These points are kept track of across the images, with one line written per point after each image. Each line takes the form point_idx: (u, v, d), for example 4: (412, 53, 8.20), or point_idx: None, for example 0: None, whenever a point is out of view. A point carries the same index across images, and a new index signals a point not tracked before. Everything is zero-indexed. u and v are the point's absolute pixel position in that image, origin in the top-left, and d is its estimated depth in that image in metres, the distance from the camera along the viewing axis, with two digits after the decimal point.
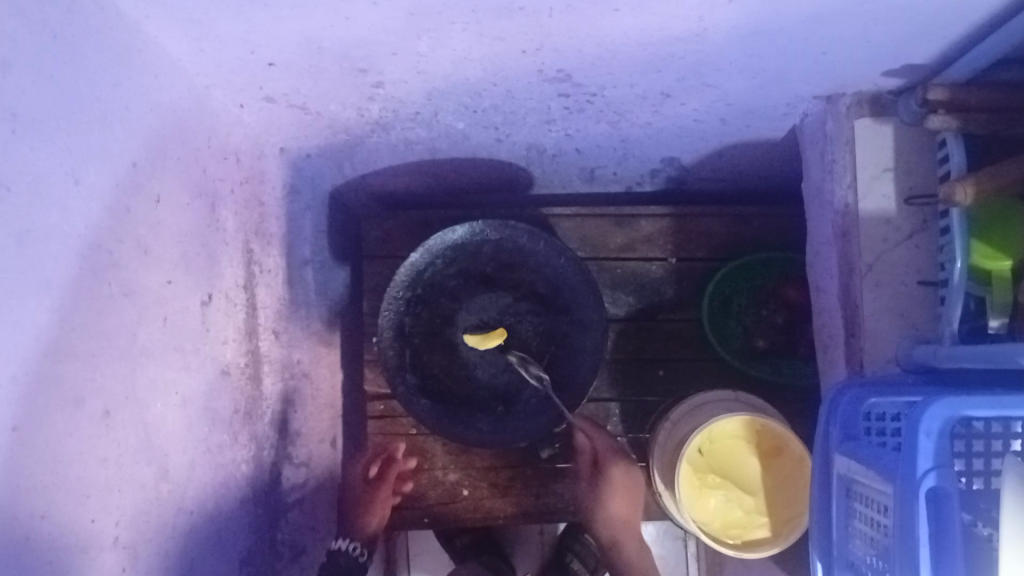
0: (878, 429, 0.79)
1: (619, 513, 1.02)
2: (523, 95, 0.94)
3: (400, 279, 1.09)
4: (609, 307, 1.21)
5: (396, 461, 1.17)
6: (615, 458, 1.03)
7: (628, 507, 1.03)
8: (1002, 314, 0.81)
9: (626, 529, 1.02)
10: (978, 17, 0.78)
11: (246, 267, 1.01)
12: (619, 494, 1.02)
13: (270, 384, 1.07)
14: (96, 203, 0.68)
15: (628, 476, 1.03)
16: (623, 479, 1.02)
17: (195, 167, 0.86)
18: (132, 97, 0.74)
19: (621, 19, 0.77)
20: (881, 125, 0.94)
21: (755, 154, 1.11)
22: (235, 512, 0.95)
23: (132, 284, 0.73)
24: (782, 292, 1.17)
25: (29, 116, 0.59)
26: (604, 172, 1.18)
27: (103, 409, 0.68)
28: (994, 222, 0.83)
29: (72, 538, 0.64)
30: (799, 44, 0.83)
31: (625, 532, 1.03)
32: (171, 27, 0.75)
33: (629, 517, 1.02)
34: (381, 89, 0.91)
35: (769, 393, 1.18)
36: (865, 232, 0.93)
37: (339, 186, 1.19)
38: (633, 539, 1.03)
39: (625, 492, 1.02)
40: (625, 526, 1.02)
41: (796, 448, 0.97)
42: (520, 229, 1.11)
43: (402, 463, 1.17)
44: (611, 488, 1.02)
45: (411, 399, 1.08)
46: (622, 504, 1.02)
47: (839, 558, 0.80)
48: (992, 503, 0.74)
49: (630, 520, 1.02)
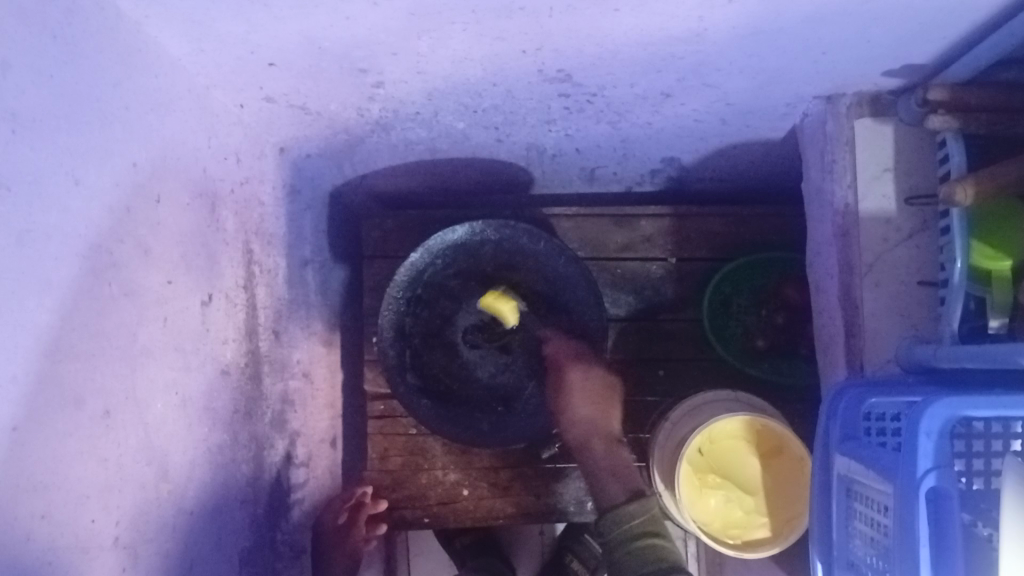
0: (878, 428, 0.79)
1: (583, 413, 1.08)
2: (524, 95, 0.94)
3: (400, 279, 1.08)
4: (609, 307, 1.21)
5: (364, 505, 1.16)
6: (573, 362, 1.09)
7: (596, 409, 1.09)
8: (1002, 314, 0.82)
9: (593, 430, 1.08)
10: (978, 17, 0.78)
11: (246, 267, 1.01)
12: (579, 395, 1.08)
13: (270, 385, 1.07)
14: (96, 203, 0.67)
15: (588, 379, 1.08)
16: (584, 382, 1.08)
17: (194, 167, 0.86)
18: (132, 97, 0.73)
19: (621, 18, 0.77)
20: (881, 126, 0.94)
21: (755, 154, 1.11)
22: (235, 512, 0.94)
23: (131, 284, 0.73)
24: (783, 293, 1.15)
25: (29, 117, 0.59)
26: (604, 172, 1.18)
27: (104, 409, 0.68)
28: (994, 222, 0.83)
29: (73, 539, 0.64)
30: (800, 43, 0.83)
31: (596, 434, 1.08)
32: (171, 26, 0.74)
33: (594, 418, 1.08)
34: (381, 89, 0.91)
35: (769, 392, 1.19)
36: (866, 233, 0.93)
37: (338, 186, 1.19)
38: (603, 440, 1.07)
39: (587, 393, 1.08)
40: (591, 428, 1.08)
41: (796, 448, 0.98)
42: (520, 229, 1.10)
43: (371, 506, 1.16)
44: (569, 390, 1.08)
45: (412, 399, 1.08)
46: (587, 404, 1.08)
47: (839, 558, 0.80)
48: (992, 504, 0.74)
49: (597, 419, 1.08)
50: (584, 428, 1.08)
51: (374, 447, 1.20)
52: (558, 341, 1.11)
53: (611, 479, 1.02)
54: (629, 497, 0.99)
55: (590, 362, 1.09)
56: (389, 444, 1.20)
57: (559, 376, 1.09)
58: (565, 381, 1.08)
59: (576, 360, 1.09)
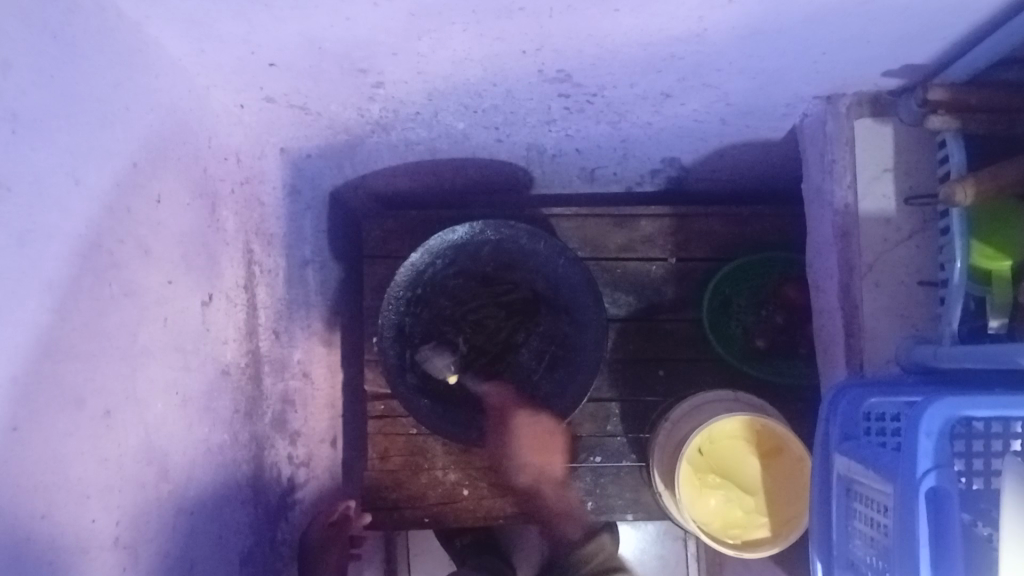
0: (878, 429, 0.79)
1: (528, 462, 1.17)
2: (523, 95, 0.94)
3: (400, 279, 1.07)
4: (609, 307, 1.21)
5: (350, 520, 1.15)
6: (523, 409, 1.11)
7: (544, 458, 1.16)
8: (1001, 314, 0.82)
9: (542, 476, 1.18)
10: (978, 17, 0.78)
11: (246, 267, 1.01)
12: (525, 440, 1.11)
13: (270, 385, 1.07)
14: (96, 203, 0.67)
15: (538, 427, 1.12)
16: (530, 432, 1.11)
17: (195, 167, 0.86)
18: (133, 98, 0.73)
19: (621, 19, 0.77)
20: (881, 126, 0.94)
21: (756, 155, 1.11)
22: (235, 511, 0.95)
23: (131, 284, 0.73)
24: (783, 292, 1.17)
25: (29, 118, 0.59)
26: (604, 172, 1.18)
27: (104, 409, 0.68)
28: (993, 222, 0.83)
29: (72, 539, 0.64)
30: (800, 43, 0.83)
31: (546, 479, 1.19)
32: (172, 27, 0.74)
33: (544, 463, 1.17)
34: (380, 89, 0.91)
35: (770, 393, 1.18)
36: (866, 233, 0.94)
37: (339, 186, 1.19)
38: (550, 484, 1.19)
39: (536, 445, 1.13)
40: (541, 476, 1.18)
41: (796, 449, 0.97)
42: (519, 230, 1.10)
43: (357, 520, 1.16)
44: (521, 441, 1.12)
45: (412, 398, 1.07)
46: (540, 456, 1.15)
47: (839, 557, 0.80)
48: (991, 503, 0.74)
49: (546, 468, 1.18)
50: (535, 474, 1.18)
51: (374, 447, 1.20)
52: (503, 389, 1.12)
53: (567, 520, 1.21)
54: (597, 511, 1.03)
55: (535, 408, 1.12)
56: (390, 444, 1.20)
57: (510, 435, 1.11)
58: (513, 431, 1.10)
59: (521, 406, 1.11)
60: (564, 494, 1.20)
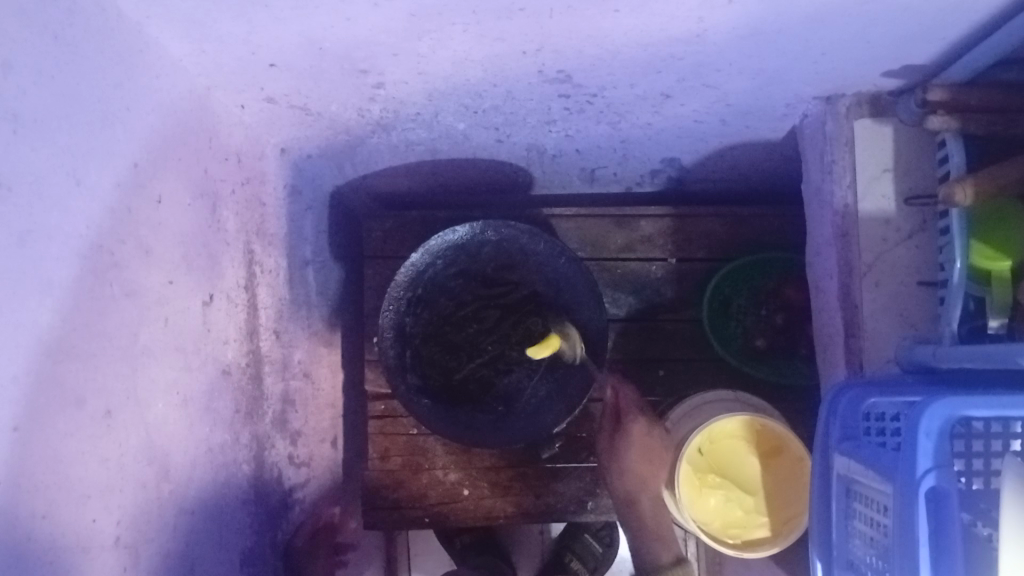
0: (878, 428, 0.79)
1: (637, 467, 1.03)
2: (523, 96, 0.94)
3: (400, 279, 1.07)
4: (609, 307, 1.21)
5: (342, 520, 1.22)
6: (636, 415, 1.06)
7: (647, 464, 1.03)
8: (1001, 315, 0.82)
9: (644, 488, 1.04)
10: (978, 17, 0.78)
11: (246, 267, 1.01)
12: (639, 453, 1.03)
13: (271, 385, 1.07)
14: (96, 202, 0.67)
15: (648, 433, 1.05)
16: (644, 436, 1.04)
17: (195, 167, 0.86)
18: (134, 99, 0.73)
19: (621, 19, 0.77)
20: (881, 126, 0.94)
21: (755, 155, 1.11)
22: (236, 511, 0.95)
23: (133, 285, 0.73)
24: (783, 292, 1.17)
25: (30, 117, 0.59)
26: (604, 172, 1.18)
27: (104, 409, 0.68)
28: (993, 223, 0.83)
29: (72, 539, 0.64)
30: (800, 44, 0.83)
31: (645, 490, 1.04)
32: (173, 28, 0.75)
33: (648, 476, 1.03)
34: (381, 90, 0.91)
35: (771, 394, 1.19)
36: (865, 232, 0.94)
37: (339, 186, 1.19)
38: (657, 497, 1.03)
39: (645, 449, 1.04)
40: (641, 486, 1.04)
41: (796, 448, 0.98)
42: (520, 230, 1.10)
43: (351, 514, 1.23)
44: (628, 443, 1.04)
45: (412, 399, 1.07)
46: (640, 461, 1.03)
47: (839, 558, 0.80)
48: (991, 503, 0.74)
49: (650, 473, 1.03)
50: (635, 486, 1.04)
51: (374, 447, 1.21)
52: (622, 390, 1.08)
53: (656, 545, 1.02)
54: (676, 560, 1.01)
55: (650, 419, 1.06)
56: (390, 445, 1.20)
57: (619, 433, 1.06)
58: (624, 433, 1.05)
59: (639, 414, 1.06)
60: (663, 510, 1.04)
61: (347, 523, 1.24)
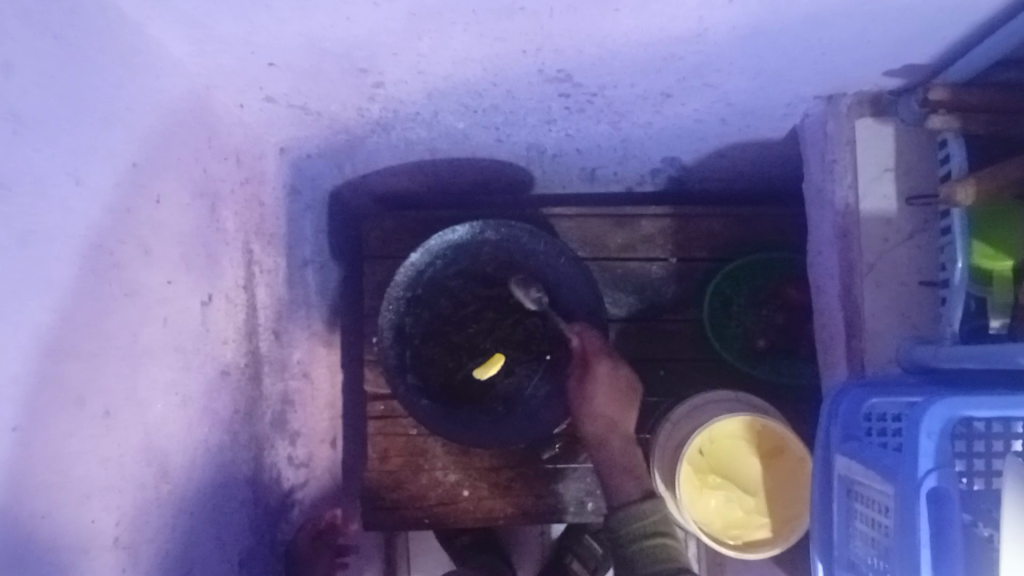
0: (879, 429, 0.79)
1: (605, 408, 1.00)
2: (524, 96, 0.94)
3: (400, 279, 1.08)
4: (609, 307, 1.21)
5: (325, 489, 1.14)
6: (601, 356, 1.02)
7: (619, 407, 1.00)
8: (1002, 314, 0.82)
9: (613, 429, 1.00)
10: (979, 17, 0.78)
11: (246, 268, 1.01)
12: (606, 394, 1.00)
13: (270, 385, 1.07)
14: (96, 202, 0.67)
15: (614, 374, 1.01)
16: (610, 377, 1.01)
17: (195, 167, 0.86)
18: (135, 99, 0.73)
19: (622, 19, 0.77)
20: (882, 125, 0.94)
21: (756, 154, 1.11)
22: (236, 511, 0.94)
23: (133, 285, 0.73)
24: (784, 292, 1.17)
25: (31, 118, 0.59)
26: (604, 172, 1.18)
27: (104, 410, 0.68)
28: (994, 222, 0.83)
29: (73, 539, 0.64)
30: (801, 44, 0.83)
31: (615, 431, 1.00)
32: (173, 28, 0.74)
33: (617, 417, 1.00)
34: (381, 89, 0.91)
35: (771, 394, 1.18)
36: (866, 232, 0.93)
37: (339, 186, 1.19)
38: (622, 439, 0.99)
39: (612, 391, 1.00)
40: (610, 426, 1.00)
41: (797, 449, 0.98)
42: (519, 229, 1.11)
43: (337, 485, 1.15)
44: (595, 383, 1.00)
45: (412, 399, 1.07)
46: (611, 404, 1.00)
47: (840, 558, 0.80)
48: (992, 504, 0.74)
49: (617, 417, 1.00)
50: (605, 424, 1.00)
51: (374, 447, 1.20)
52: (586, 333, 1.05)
53: (626, 478, 0.95)
54: (643, 496, 0.93)
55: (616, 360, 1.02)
56: (390, 445, 1.20)
57: (586, 376, 1.01)
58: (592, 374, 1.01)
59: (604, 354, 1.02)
60: (635, 453, 0.99)
61: (345, 524, 1.23)
